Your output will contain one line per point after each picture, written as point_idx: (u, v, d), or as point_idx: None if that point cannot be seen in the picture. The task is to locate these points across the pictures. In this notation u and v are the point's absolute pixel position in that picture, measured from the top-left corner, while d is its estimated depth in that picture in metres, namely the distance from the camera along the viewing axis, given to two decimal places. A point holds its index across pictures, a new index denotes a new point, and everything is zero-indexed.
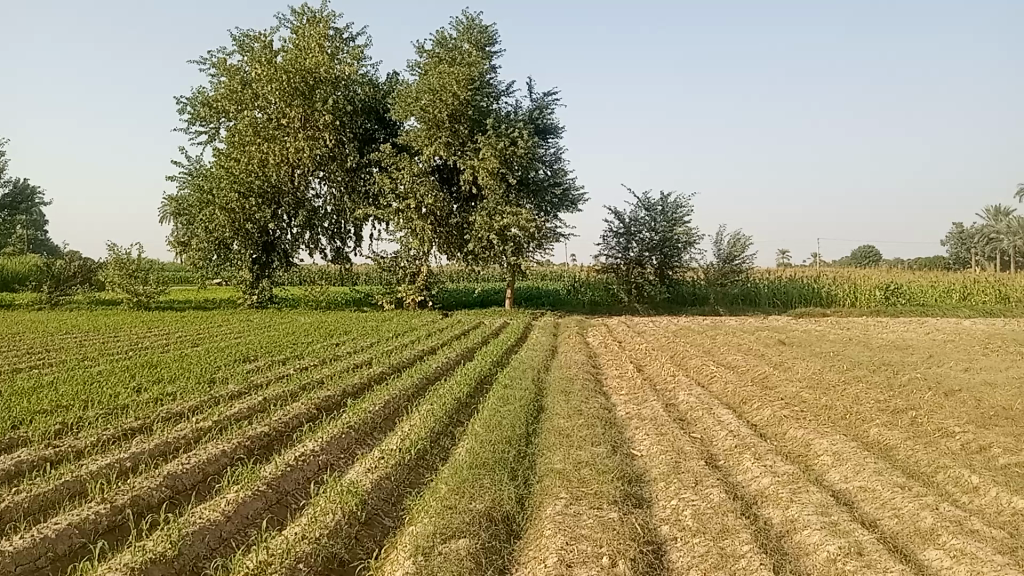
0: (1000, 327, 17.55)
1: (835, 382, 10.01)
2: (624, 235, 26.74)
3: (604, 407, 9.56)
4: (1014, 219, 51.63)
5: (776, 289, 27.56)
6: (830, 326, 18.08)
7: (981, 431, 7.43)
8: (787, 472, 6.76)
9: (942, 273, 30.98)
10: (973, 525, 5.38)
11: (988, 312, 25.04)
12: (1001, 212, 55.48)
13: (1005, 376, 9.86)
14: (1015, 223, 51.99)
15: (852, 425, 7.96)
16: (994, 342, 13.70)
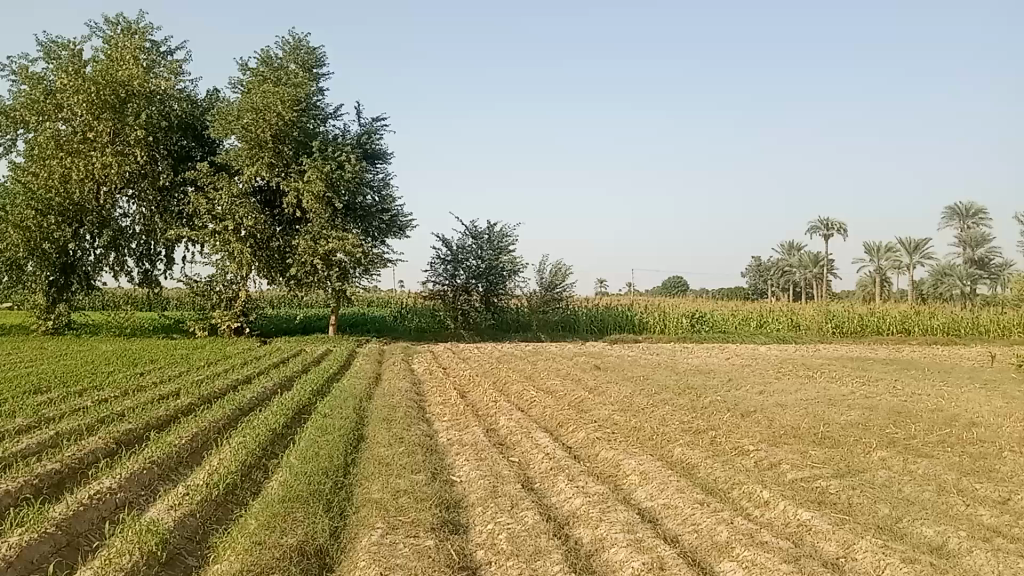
0: (788, 352, 19.16)
1: (645, 405, 10.49)
2: (451, 262, 26.99)
3: (425, 434, 9.50)
4: (805, 254, 56.69)
5: (594, 317, 28.71)
6: (641, 352, 19.04)
7: (772, 449, 8.02)
8: (597, 492, 7.00)
9: (744, 302, 33.35)
10: (763, 537, 5.78)
11: (781, 338, 27.27)
12: (793, 247, 60.66)
13: (794, 398, 10.69)
14: (806, 258, 57.06)
15: (658, 445, 8.38)
16: (784, 366, 14.91)
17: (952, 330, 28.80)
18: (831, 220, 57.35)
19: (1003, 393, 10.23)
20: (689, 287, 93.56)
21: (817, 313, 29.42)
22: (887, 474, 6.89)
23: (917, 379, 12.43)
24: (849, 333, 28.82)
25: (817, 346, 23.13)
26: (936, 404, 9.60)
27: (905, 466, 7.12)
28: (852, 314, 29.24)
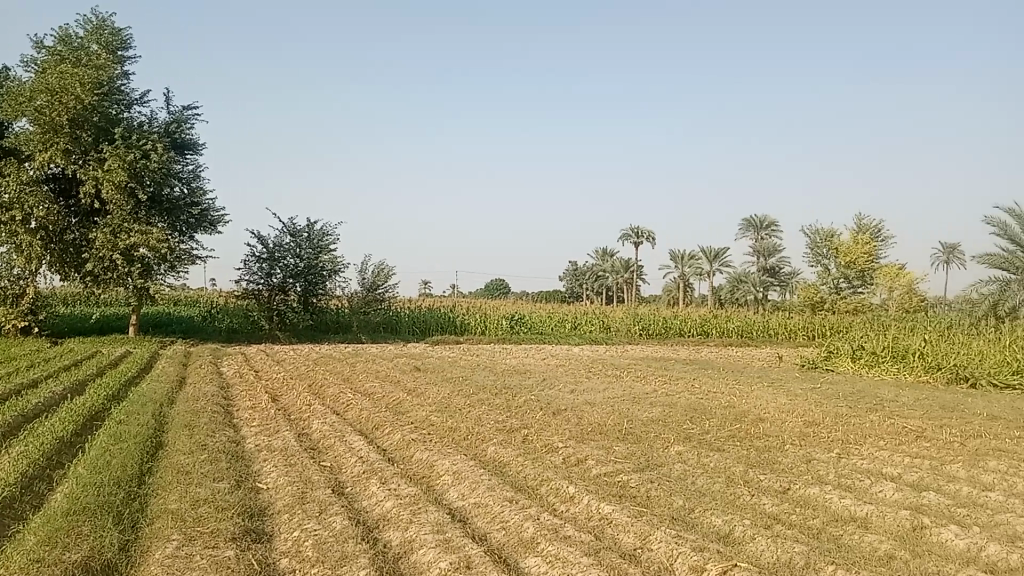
0: (598, 353, 19.95)
1: (461, 406, 10.56)
2: (266, 260, 25.93)
3: (231, 440, 9.07)
4: (618, 260, 59.53)
5: (415, 318, 28.63)
6: (461, 353, 19.17)
7: (580, 445, 8.29)
8: (408, 494, 6.94)
9: (560, 305, 34.41)
10: (567, 531, 5.96)
11: (594, 340, 28.40)
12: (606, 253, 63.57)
13: (603, 397, 11.11)
14: (618, 264, 59.95)
15: (471, 445, 8.44)
16: (596, 366, 15.51)
17: (745, 332, 31.14)
18: (642, 230, 60.66)
19: (785, 390, 11.14)
20: (509, 290, 95.33)
21: (626, 316, 30.88)
22: (684, 468, 7.30)
23: (713, 377, 13.30)
24: (655, 335, 30.47)
25: (625, 348, 24.27)
26: (729, 401, 10.30)
27: (700, 459, 7.58)
28: (658, 318, 30.91)
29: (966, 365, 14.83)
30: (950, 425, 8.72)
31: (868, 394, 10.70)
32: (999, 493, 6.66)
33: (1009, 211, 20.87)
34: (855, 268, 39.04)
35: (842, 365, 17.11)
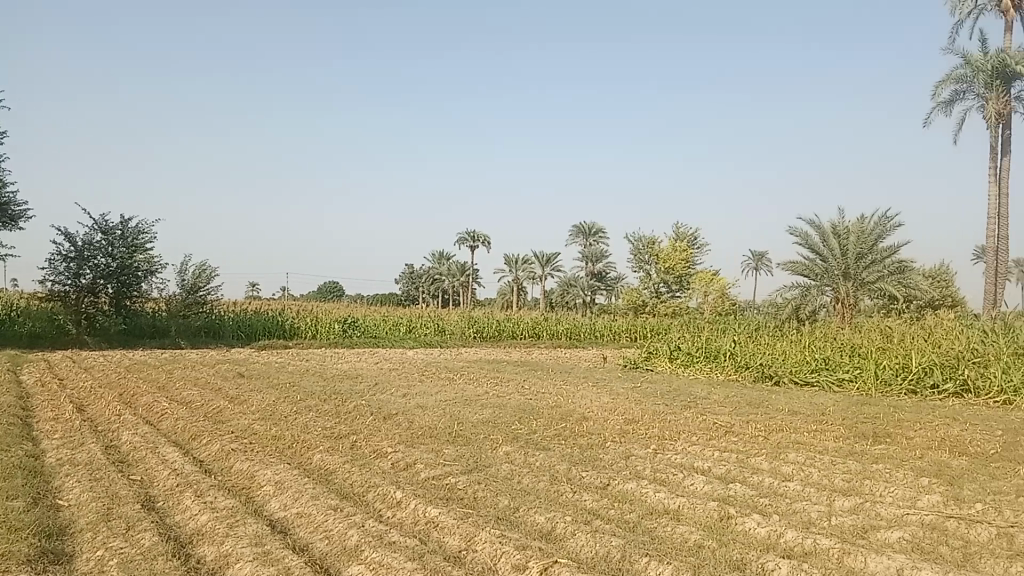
0: (430, 356, 19.97)
1: (286, 413, 10.23)
2: (75, 259, 24.26)
3: (28, 455, 8.32)
4: (455, 264, 60.38)
5: (241, 322, 27.46)
6: (289, 358, 18.61)
7: (409, 449, 8.23)
8: (226, 507, 6.64)
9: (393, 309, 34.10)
10: (392, 536, 5.89)
11: (428, 342, 28.38)
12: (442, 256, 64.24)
13: (434, 400, 11.10)
14: (455, 267, 60.77)
15: (296, 453, 8.19)
16: (428, 370, 15.49)
17: (573, 334, 32.12)
18: (478, 234, 61.87)
19: (609, 390, 11.57)
20: (342, 294, 93.90)
21: (461, 319, 31.14)
22: (509, 468, 7.41)
23: (541, 379, 13.61)
24: (489, 338, 30.87)
25: (458, 350, 24.47)
26: (556, 402, 10.56)
27: (526, 459, 7.72)
28: (491, 320, 31.33)
29: (769, 364, 15.94)
30: (755, 420, 9.35)
31: (684, 392, 11.29)
32: (796, 482, 7.21)
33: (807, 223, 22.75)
34: (675, 274, 41.34)
35: (661, 365, 18.11)
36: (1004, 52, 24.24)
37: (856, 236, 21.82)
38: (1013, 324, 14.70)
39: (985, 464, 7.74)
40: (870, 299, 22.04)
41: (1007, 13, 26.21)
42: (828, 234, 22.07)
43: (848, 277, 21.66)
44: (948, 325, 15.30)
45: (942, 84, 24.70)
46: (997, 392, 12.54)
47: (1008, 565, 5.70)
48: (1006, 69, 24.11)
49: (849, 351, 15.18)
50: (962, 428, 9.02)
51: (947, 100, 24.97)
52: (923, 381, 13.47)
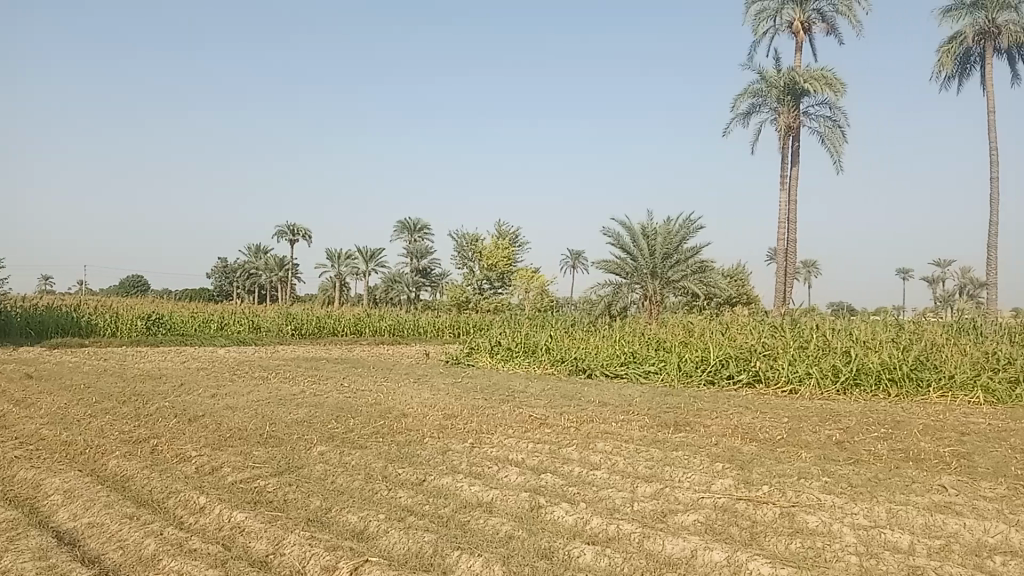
0: (243, 354, 19.27)
1: (80, 416, 9.54)
2: None
3: None
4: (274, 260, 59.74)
5: (30, 319, 25.39)
6: (86, 358, 17.38)
7: (216, 452, 7.90)
8: (5, 519, 6.10)
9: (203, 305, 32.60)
10: (193, 544, 5.64)
11: (241, 340, 27.36)
12: (259, 250, 63.02)
13: (245, 400, 10.70)
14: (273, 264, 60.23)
15: (90, 459, 7.66)
16: (240, 368, 14.94)
17: (396, 331, 32.05)
18: (298, 229, 61.08)
19: (427, 386, 11.63)
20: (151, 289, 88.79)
21: (277, 316, 30.43)
22: (322, 468, 7.28)
23: (359, 376, 13.45)
24: (307, 334, 30.21)
25: (274, 347, 23.77)
26: (374, 399, 10.48)
27: (340, 458, 7.60)
28: (309, 317, 30.71)
29: (582, 358, 16.53)
30: (568, 413, 9.69)
31: (501, 387, 11.52)
32: (604, 470, 7.56)
33: (619, 223, 23.79)
34: (497, 270, 42.03)
35: (481, 360, 18.40)
36: (793, 71, 26.36)
37: (664, 236, 22.94)
38: (797, 318, 16.14)
39: (772, 449, 8.44)
40: (675, 295, 23.49)
41: (797, 34, 28.59)
42: (638, 234, 23.12)
43: (655, 276, 23.01)
44: (742, 319, 16.55)
45: (740, 97, 26.60)
46: (783, 383, 13.77)
47: (787, 541, 6.26)
48: (795, 86, 26.30)
49: (654, 344, 16.07)
50: (752, 416, 9.78)
51: (745, 113, 26.93)
52: (720, 372, 14.49)
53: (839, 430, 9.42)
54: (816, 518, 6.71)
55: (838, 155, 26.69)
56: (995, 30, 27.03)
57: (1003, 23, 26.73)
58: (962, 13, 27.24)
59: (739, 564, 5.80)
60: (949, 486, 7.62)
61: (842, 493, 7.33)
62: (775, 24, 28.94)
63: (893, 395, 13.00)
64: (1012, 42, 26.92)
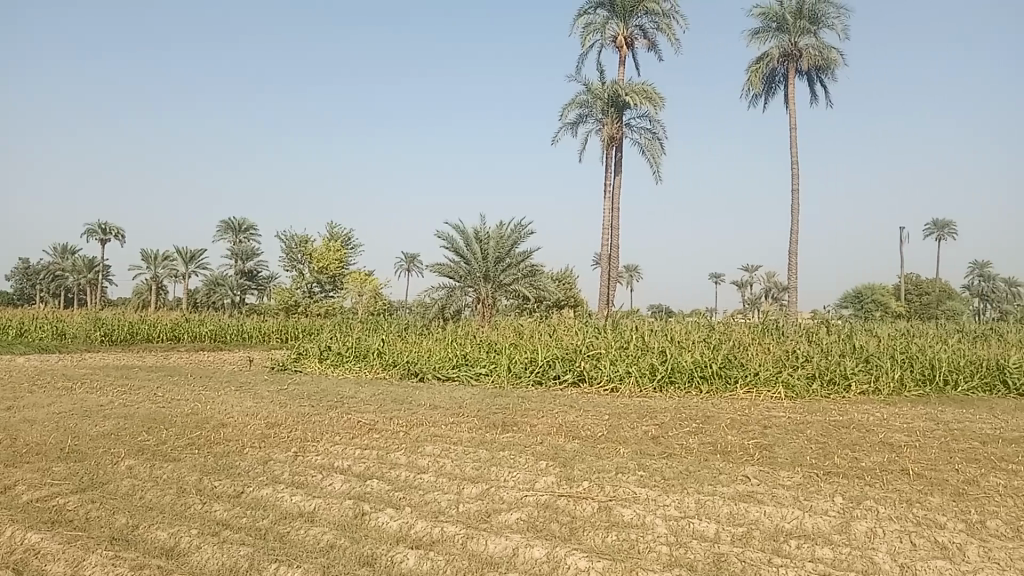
0: (45, 363, 17.82)
1: None
2: None
3: None
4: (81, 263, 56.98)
5: None
6: None
7: (9, 470, 7.26)
8: None
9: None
10: None
11: (41, 348, 25.24)
12: (65, 251, 59.62)
13: (45, 413, 9.88)
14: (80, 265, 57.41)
15: None
16: (42, 378, 13.82)
17: (218, 337, 30.72)
18: (109, 228, 57.97)
19: (250, 394, 11.22)
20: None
21: (85, 322, 28.47)
22: (130, 483, 6.86)
23: (177, 384, 12.77)
24: (119, 341, 28.21)
25: (81, 355, 22.15)
26: (192, 409, 10.00)
27: (150, 472, 7.19)
28: (121, 322, 28.81)
29: (415, 362, 16.44)
30: (397, 416, 9.65)
31: (330, 392, 11.30)
32: (430, 474, 7.60)
33: (451, 226, 23.88)
34: (327, 274, 41.77)
35: (310, 366, 17.94)
36: (616, 83, 27.58)
37: (496, 240, 23.41)
38: (619, 320, 16.82)
39: (593, 446, 8.77)
40: (507, 299, 23.88)
41: (620, 48, 29.89)
42: (471, 238, 23.34)
43: (487, 279, 23.38)
44: (568, 321, 17.11)
45: (568, 106, 27.46)
46: (606, 381, 14.32)
47: (605, 535, 6.51)
48: (618, 98, 27.49)
49: (485, 347, 16.28)
50: (576, 414, 10.12)
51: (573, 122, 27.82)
52: (547, 372, 14.87)
53: (656, 426, 9.92)
54: (632, 511, 7.03)
55: (656, 165, 28.09)
56: (796, 53, 29.33)
57: (803, 47, 29.04)
58: (768, 36, 29.31)
59: (558, 560, 5.98)
60: (752, 476, 8.21)
61: (656, 486, 7.73)
62: (601, 38, 30.04)
63: (704, 391, 13.81)
64: (811, 65, 29.30)
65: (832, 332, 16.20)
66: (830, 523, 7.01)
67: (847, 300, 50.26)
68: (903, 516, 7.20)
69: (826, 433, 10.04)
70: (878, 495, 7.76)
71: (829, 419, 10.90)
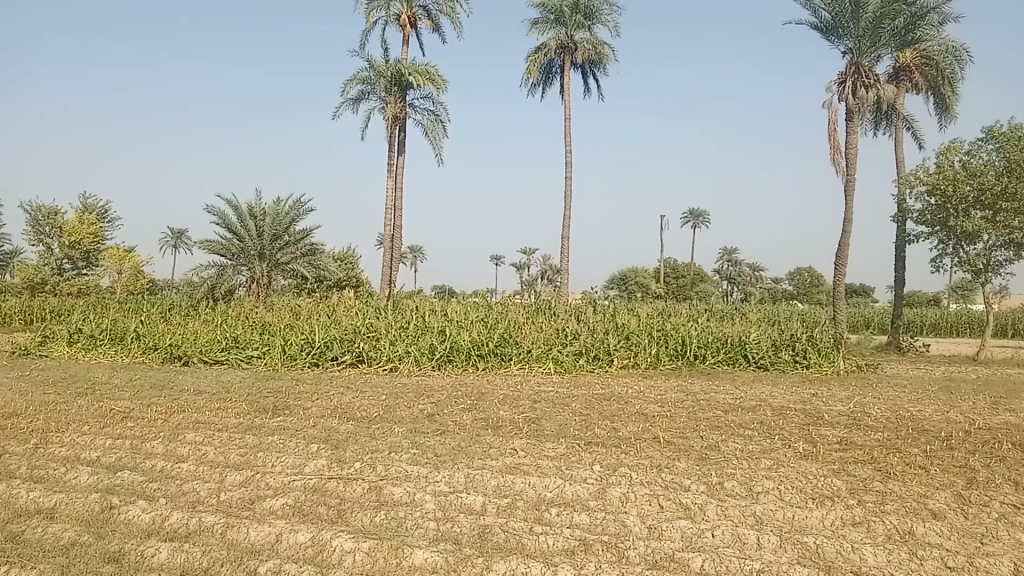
0: None
1: None
2: None
3: None
4: None
5: None
6: None
7: None
8: None
9: None
10: None
11: None
12: None
13: None
14: None
15: None
16: None
17: None
18: None
19: None
20: None
21: None
22: None
23: None
24: None
25: None
26: None
27: None
28: None
29: (179, 345, 15.55)
30: (157, 403, 9.18)
31: (80, 378, 10.51)
32: (190, 463, 7.33)
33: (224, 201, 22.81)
34: (80, 249, 38.25)
35: (58, 350, 16.57)
36: (399, 62, 27.49)
37: (272, 217, 22.57)
38: (399, 301, 16.87)
39: (367, 427, 8.85)
40: (284, 278, 23.38)
41: (404, 27, 29.73)
42: (244, 214, 22.43)
43: (263, 258, 22.70)
44: (346, 301, 16.97)
45: (349, 82, 26.97)
46: (385, 361, 14.40)
47: (372, 515, 6.52)
48: (401, 77, 27.45)
49: (258, 329, 15.76)
50: (351, 395, 10.17)
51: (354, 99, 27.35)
52: (324, 354, 14.68)
53: (431, 404, 10.13)
54: (401, 490, 7.10)
55: (439, 146, 28.33)
56: (572, 45, 30.58)
57: (578, 40, 30.42)
58: (547, 26, 30.18)
59: (323, 543, 5.92)
60: (519, 449, 8.59)
61: (428, 463, 7.88)
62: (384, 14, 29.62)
63: (480, 369, 14.39)
64: (585, 59, 30.73)
65: (598, 311, 17.25)
66: (588, 490, 7.45)
67: (617, 284, 53.47)
68: (654, 481, 7.81)
69: (589, 406, 10.70)
70: (633, 463, 8.36)
71: (593, 393, 11.63)
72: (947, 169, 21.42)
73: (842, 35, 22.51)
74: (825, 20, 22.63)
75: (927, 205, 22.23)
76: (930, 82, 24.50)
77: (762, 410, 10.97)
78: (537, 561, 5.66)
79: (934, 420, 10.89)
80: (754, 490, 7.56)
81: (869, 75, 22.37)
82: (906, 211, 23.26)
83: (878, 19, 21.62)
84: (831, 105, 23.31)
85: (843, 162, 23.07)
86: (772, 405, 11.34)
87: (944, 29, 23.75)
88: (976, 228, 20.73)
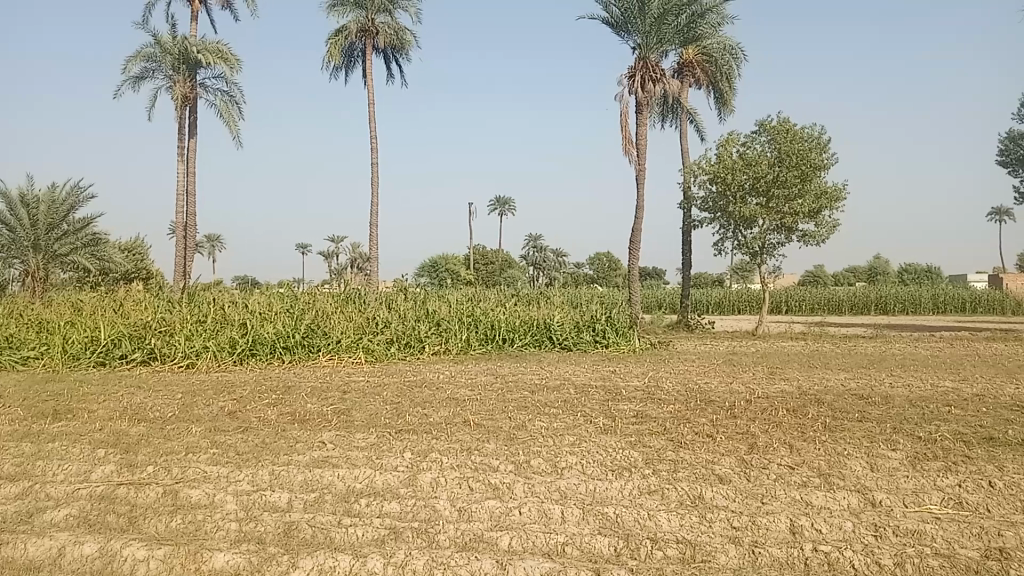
0: None
1: None
2: None
3: None
4: None
5: None
6: None
7: None
8: None
9: None
10: None
11: None
12: None
13: None
14: None
15: None
16: None
17: None
18: None
19: None
20: None
21: None
22: None
23: None
24: None
25: None
26: None
27: None
28: None
29: None
30: None
31: None
32: None
33: None
34: None
35: None
36: (187, 40, 25.93)
37: (47, 206, 20.71)
38: (195, 293, 15.98)
39: (160, 428, 8.42)
40: (63, 271, 21.62)
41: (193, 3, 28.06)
42: (14, 202, 20.37)
43: (37, 249, 20.76)
44: (136, 294, 15.93)
45: (131, 59, 25.12)
46: (181, 358, 13.64)
47: (167, 520, 6.14)
48: (189, 55, 25.91)
49: (33, 327, 14.42)
50: (144, 395, 9.64)
51: (136, 77, 25.48)
52: (111, 353, 13.70)
53: (232, 401, 9.74)
54: (199, 492, 6.76)
55: (233, 130, 27.04)
56: (373, 29, 30.16)
57: (379, 24, 30.10)
58: (346, 9, 29.56)
59: (112, 553, 5.52)
60: (327, 442, 8.43)
61: (228, 462, 7.56)
62: None
63: (285, 361, 14.11)
64: (387, 44, 30.45)
65: (408, 298, 17.24)
66: (398, 478, 7.43)
67: (427, 271, 53.57)
68: (463, 464, 7.91)
69: (399, 394, 10.69)
70: (443, 447, 8.44)
71: (404, 380, 11.66)
72: (726, 159, 23.23)
73: (631, 31, 23.70)
74: (615, 15, 23.75)
75: (709, 193, 24.01)
76: (711, 78, 26.39)
77: (566, 388, 11.45)
78: (345, 554, 5.59)
79: (719, 390, 11.83)
80: (559, 466, 7.86)
81: (656, 70, 23.74)
82: (692, 198, 25.00)
83: (662, 16, 23.07)
84: (623, 97, 24.55)
85: (634, 152, 24.42)
86: (575, 384, 11.86)
87: (722, 29, 25.70)
88: (752, 213, 22.64)
